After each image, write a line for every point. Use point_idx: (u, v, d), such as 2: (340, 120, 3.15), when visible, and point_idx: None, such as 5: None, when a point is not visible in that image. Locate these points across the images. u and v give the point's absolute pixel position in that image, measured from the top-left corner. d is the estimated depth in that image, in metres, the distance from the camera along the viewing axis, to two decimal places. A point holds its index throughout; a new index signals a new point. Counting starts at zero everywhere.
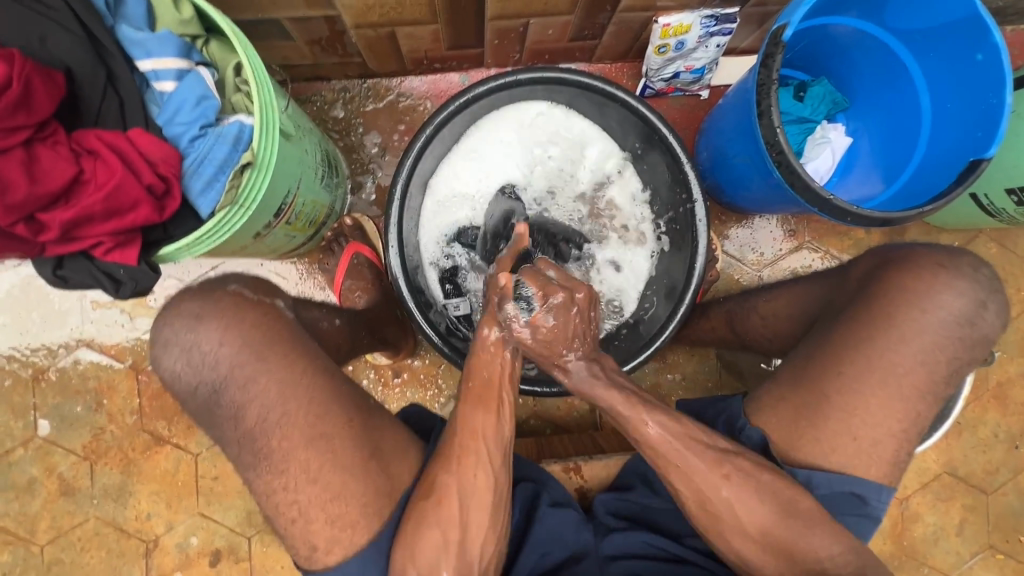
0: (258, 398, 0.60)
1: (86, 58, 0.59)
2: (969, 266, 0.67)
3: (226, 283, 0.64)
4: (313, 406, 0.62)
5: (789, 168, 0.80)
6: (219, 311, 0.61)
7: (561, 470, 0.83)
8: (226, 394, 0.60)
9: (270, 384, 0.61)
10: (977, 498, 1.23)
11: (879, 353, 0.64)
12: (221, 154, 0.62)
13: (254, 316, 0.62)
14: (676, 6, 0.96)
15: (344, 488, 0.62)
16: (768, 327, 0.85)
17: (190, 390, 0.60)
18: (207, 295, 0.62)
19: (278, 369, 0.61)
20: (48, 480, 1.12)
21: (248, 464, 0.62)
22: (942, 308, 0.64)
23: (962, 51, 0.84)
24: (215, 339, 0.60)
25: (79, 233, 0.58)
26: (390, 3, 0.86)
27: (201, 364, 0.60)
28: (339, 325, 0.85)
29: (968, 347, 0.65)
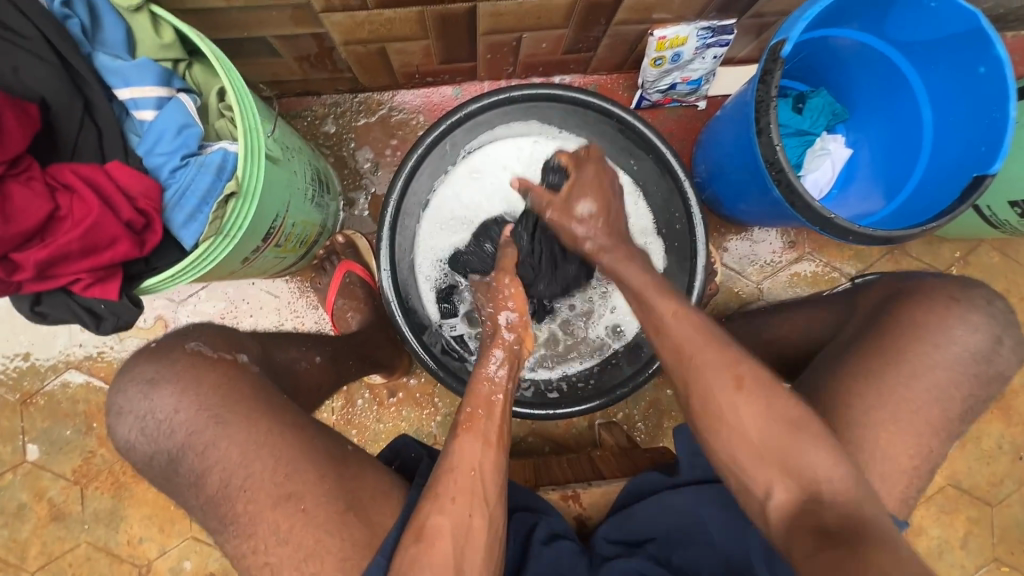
0: (219, 462, 0.59)
1: (62, 88, 0.57)
2: (984, 299, 0.62)
3: (186, 341, 0.63)
4: (279, 466, 0.59)
5: (789, 187, 0.78)
6: (174, 376, 0.60)
7: (559, 499, 0.81)
8: (183, 462, 0.60)
9: (231, 447, 0.59)
10: (982, 511, 1.22)
11: (892, 390, 0.60)
12: (204, 185, 0.60)
13: (213, 378, 0.61)
14: (672, 18, 0.94)
15: (323, 538, 0.58)
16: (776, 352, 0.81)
17: (146, 460, 0.60)
18: (163, 357, 0.62)
19: (239, 433, 0.59)
20: (38, 505, 1.10)
21: (213, 530, 0.60)
22: (958, 343, 0.60)
23: (965, 64, 0.81)
24: (169, 406, 0.59)
25: (55, 271, 0.55)
26: (379, 20, 0.84)
27: (157, 433, 0.59)
28: (319, 363, 0.82)
29: (984, 385, 0.60)
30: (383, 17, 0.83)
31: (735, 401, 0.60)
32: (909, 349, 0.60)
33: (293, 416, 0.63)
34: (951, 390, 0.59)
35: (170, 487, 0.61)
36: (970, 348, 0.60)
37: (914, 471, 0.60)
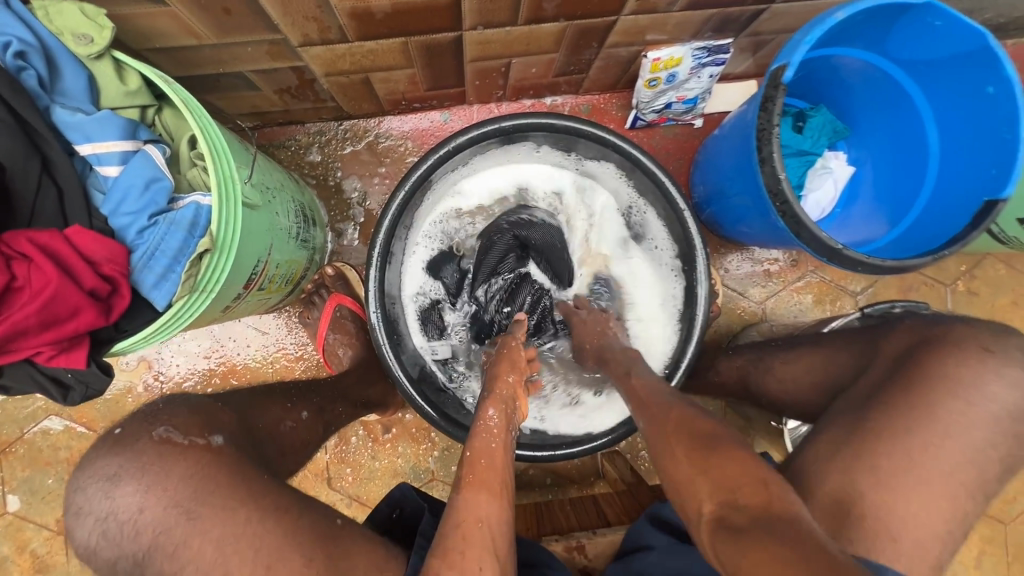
0: (191, 563, 0.52)
1: (16, 148, 0.52)
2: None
3: (153, 427, 0.56)
4: (261, 561, 0.53)
5: (794, 218, 0.75)
6: (137, 471, 0.54)
7: (564, 552, 0.77)
8: (152, 565, 0.53)
9: (204, 545, 0.53)
10: (993, 528, 1.20)
11: (922, 455, 0.53)
12: (175, 243, 0.57)
13: (182, 468, 0.55)
14: (667, 39, 0.90)
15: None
16: (787, 392, 0.76)
17: (110, 565, 0.54)
18: (127, 447, 0.55)
19: (214, 527, 0.53)
20: (20, 558, 1.06)
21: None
22: (994, 400, 0.53)
23: (973, 83, 0.78)
24: (133, 506, 0.53)
25: (13, 345, 0.51)
26: (361, 51, 0.80)
27: (120, 537, 0.53)
28: (305, 420, 0.77)
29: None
30: (365, 49, 0.79)
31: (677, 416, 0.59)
32: (941, 407, 0.53)
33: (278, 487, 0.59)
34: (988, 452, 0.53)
35: None
36: (1007, 404, 0.53)
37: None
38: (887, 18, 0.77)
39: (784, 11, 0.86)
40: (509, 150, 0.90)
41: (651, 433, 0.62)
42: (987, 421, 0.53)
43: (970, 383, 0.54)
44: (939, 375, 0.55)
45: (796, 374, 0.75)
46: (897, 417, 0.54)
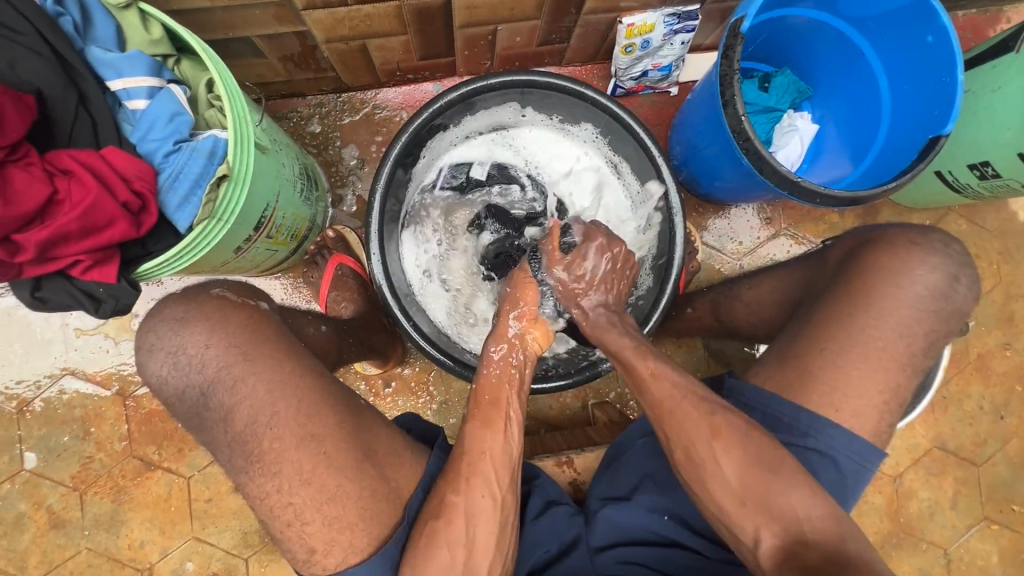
0: (247, 399, 0.62)
1: (57, 81, 0.60)
2: (941, 242, 0.71)
3: (209, 288, 0.67)
4: (302, 408, 0.63)
5: (757, 155, 0.83)
6: (202, 316, 0.64)
7: (555, 465, 0.87)
8: (213, 396, 0.62)
9: (257, 384, 0.62)
10: (968, 471, 1.25)
11: (861, 330, 0.67)
12: (196, 168, 0.63)
13: (238, 318, 0.65)
14: (639, 6, 0.98)
15: (344, 483, 0.62)
16: (753, 313, 0.90)
17: (178, 395, 0.62)
18: (190, 300, 0.65)
19: (264, 371, 0.63)
20: (37, 514, 1.10)
21: (240, 468, 0.62)
22: (918, 282, 0.68)
23: (914, 33, 0.87)
24: (201, 342, 0.62)
25: (56, 252, 0.58)
26: (359, 16, 0.87)
27: (188, 368, 0.62)
28: (325, 332, 0.89)
29: (943, 321, 0.68)
30: (363, 13, 0.86)
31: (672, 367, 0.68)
32: (875, 292, 0.68)
33: (310, 362, 0.67)
34: (914, 326, 0.67)
35: (197, 424, 0.64)
36: (928, 286, 0.68)
37: (884, 406, 0.66)
38: None
39: None
40: (497, 112, 0.99)
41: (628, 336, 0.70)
42: (912, 300, 0.67)
43: (898, 271, 0.68)
44: (874, 266, 0.70)
45: (760, 297, 0.88)
46: (841, 301, 0.70)
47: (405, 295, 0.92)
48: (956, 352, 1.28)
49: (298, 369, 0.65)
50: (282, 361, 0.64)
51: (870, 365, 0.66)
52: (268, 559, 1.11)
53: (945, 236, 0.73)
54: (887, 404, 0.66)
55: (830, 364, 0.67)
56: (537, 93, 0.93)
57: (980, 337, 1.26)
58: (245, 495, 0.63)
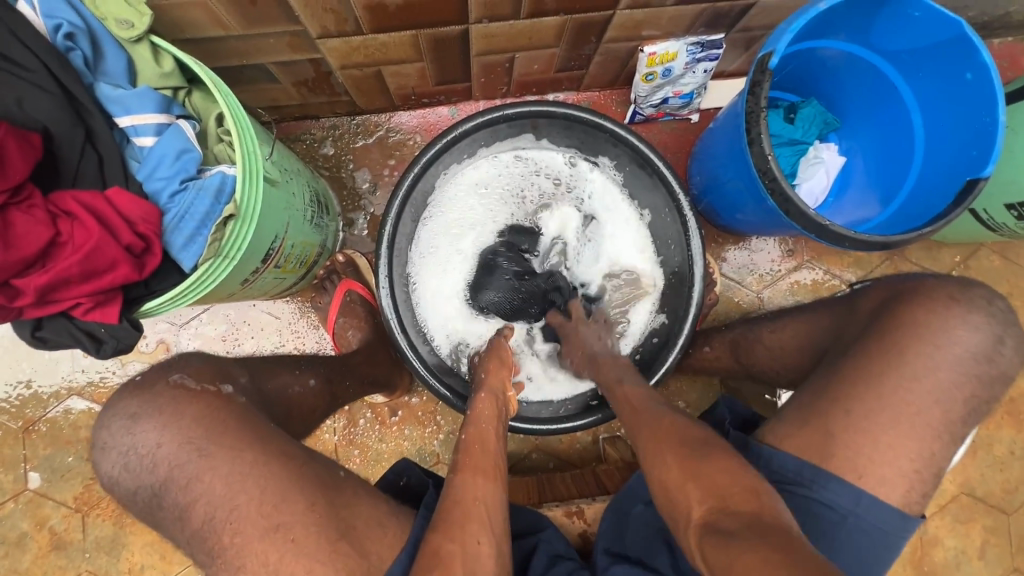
0: (202, 495, 0.59)
1: (64, 118, 0.59)
2: (982, 299, 0.66)
3: (168, 374, 0.65)
4: (266, 497, 0.59)
5: (783, 196, 0.79)
6: (154, 411, 0.62)
7: (564, 515, 0.84)
8: (167, 495, 0.60)
9: (214, 479, 0.59)
10: (998, 519, 1.19)
11: (892, 392, 0.63)
12: (203, 208, 0.61)
13: (193, 410, 0.62)
14: (662, 35, 0.95)
15: (314, 569, 0.56)
16: (776, 358, 0.86)
17: (132, 494, 0.61)
18: (147, 391, 0.63)
19: (222, 464, 0.60)
20: (39, 535, 1.09)
21: (202, 563, 0.60)
22: (960, 343, 0.64)
23: (952, 70, 0.83)
24: (151, 440, 0.60)
25: (56, 296, 0.56)
26: (374, 44, 0.85)
27: (140, 468, 0.60)
28: (313, 387, 0.84)
29: (986, 385, 0.64)
30: (378, 42, 0.85)
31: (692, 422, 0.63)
32: (909, 350, 0.64)
33: (277, 445, 0.63)
34: (952, 389, 0.63)
35: (156, 518, 0.62)
36: (971, 347, 0.64)
37: (917, 474, 0.62)
38: (866, 11, 0.82)
39: (772, 7, 0.90)
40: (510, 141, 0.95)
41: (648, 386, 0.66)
42: (951, 361, 0.63)
43: (937, 330, 0.64)
44: (911, 323, 0.65)
45: (783, 341, 0.85)
46: (873, 360, 0.65)
47: (408, 319, 0.90)
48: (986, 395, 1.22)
49: (258, 458, 0.60)
50: (241, 452, 0.60)
51: (898, 426, 0.62)
52: None
53: (986, 291, 0.69)
54: (919, 473, 0.62)
55: (858, 428, 0.63)
56: (555, 124, 0.90)
57: None
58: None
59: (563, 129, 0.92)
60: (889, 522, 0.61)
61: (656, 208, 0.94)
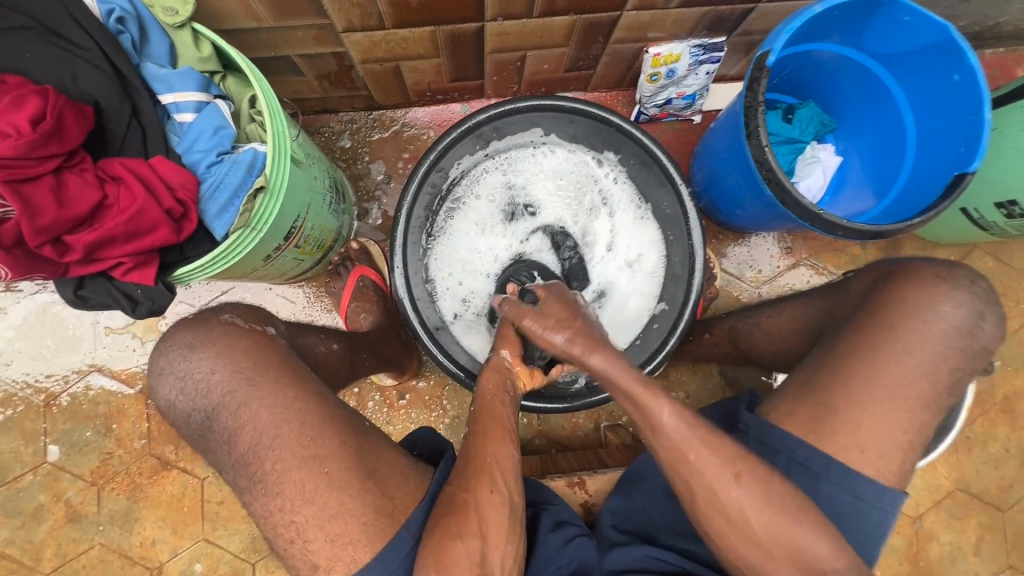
0: (249, 422, 0.65)
1: (114, 94, 0.65)
2: (967, 279, 0.71)
3: (219, 313, 0.71)
4: (304, 430, 0.65)
5: (779, 186, 0.83)
6: (209, 343, 0.68)
7: (567, 485, 0.89)
8: (218, 420, 0.66)
9: (260, 409, 0.65)
10: (993, 516, 1.21)
11: (886, 366, 0.67)
12: (235, 179, 0.67)
13: (243, 345, 0.69)
14: (666, 36, 1.00)
15: (346, 501, 0.63)
16: (773, 342, 0.90)
17: (185, 417, 0.67)
18: (200, 326, 0.70)
19: (268, 395, 0.66)
20: (55, 507, 1.13)
21: (243, 488, 0.64)
22: (944, 319, 0.68)
23: (940, 72, 0.87)
24: (206, 368, 0.67)
25: (100, 254, 0.63)
26: (395, 40, 0.91)
27: (195, 393, 0.67)
28: (337, 350, 0.89)
29: (968, 357, 0.69)
30: (399, 37, 0.90)
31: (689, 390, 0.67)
32: (900, 326, 0.69)
33: (312, 386, 0.68)
34: (938, 362, 0.68)
35: (205, 443, 0.68)
36: (955, 322, 0.68)
37: (902, 440, 0.66)
38: (860, 15, 0.87)
39: (771, 11, 0.95)
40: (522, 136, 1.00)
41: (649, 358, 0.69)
42: (936, 336, 0.68)
43: (924, 306, 0.69)
44: (894, 301, 0.70)
45: (779, 325, 0.89)
46: (867, 336, 0.70)
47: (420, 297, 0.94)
48: (981, 393, 1.24)
49: (300, 394, 0.66)
50: (285, 386, 0.66)
51: (882, 396, 0.66)
52: (275, 565, 1.12)
53: (970, 271, 0.73)
54: (904, 439, 0.66)
55: (847, 400, 0.67)
56: (564, 119, 0.96)
57: (1006, 377, 1.23)
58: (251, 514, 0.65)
59: (583, 132, 0.99)
60: (877, 484, 0.65)
61: (659, 201, 0.97)
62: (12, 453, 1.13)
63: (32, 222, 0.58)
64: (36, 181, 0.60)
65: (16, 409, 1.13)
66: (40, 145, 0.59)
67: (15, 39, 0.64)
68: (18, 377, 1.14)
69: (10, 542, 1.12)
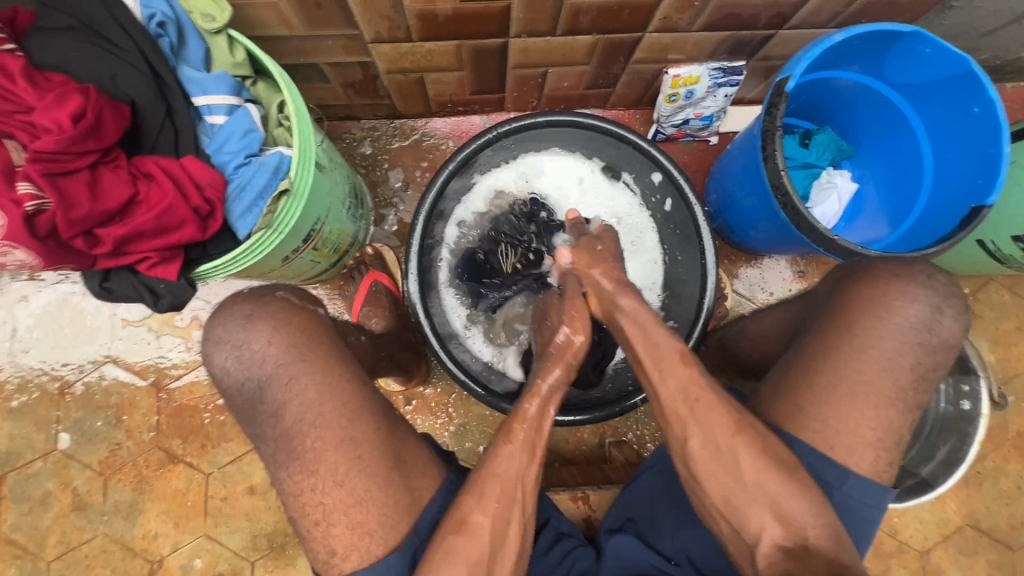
0: (298, 396, 0.67)
1: (150, 95, 0.68)
2: (926, 276, 0.72)
3: (275, 290, 0.73)
4: (346, 410, 0.67)
5: (794, 210, 0.84)
6: (267, 314, 0.70)
7: (568, 499, 0.90)
8: (269, 390, 0.67)
9: (309, 385, 0.67)
10: (1003, 555, 1.18)
11: (845, 364, 0.68)
12: (262, 181, 0.70)
13: (298, 320, 0.71)
14: (686, 58, 1.02)
15: (373, 489, 0.65)
16: (755, 347, 0.90)
17: (238, 386, 0.68)
18: (257, 299, 0.72)
19: (316, 371, 0.68)
20: (62, 495, 1.14)
21: (280, 464, 0.67)
22: (902, 314, 0.69)
23: (959, 104, 0.88)
24: (264, 339, 0.68)
25: (129, 248, 0.66)
26: (421, 52, 0.93)
27: (250, 362, 0.68)
28: (364, 342, 0.93)
29: (930, 353, 0.69)
30: (425, 49, 0.92)
31: (697, 410, 0.68)
32: (858, 323, 0.70)
33: (354, 367, 0.71)
34: (900, 358, 0.68)
35: (251, 414, 0.69)
36: (912, 318, 0.69)
37: (901, 462, 0.67)
38: (880, 46, 0.88)
39: (791, 38, 0.97)
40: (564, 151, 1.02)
41: (660, 376, 0.70)
42: (895, 332, 0.69)
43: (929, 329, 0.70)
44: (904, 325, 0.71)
45: (762, 329, 0.88)
46: (826, 337, 0.71)
47: (427, 245, 0.96)
48: (993, 428, 1.22)
49: (345, 374, 0.69)
50: (332, 366, 0.69)
51: (886, 418, 0.67)
52: (274, 566, 1.12)
53: (933, 268, 0.73)
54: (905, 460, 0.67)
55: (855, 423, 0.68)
56: (603, 140, 0.97)
57: (1020, 413, 1.21)
58: (279, 491, 0.68)
59: (620, 158, 0.99)
60: (875, 511, 0.67)
61: (684, 235, 0.97)
62: (24, 438, 1.15)
63: (66, 215, 0.62)
64: (73, 175, 0.63)
65: (31, 395, 1.16)
66: (79, 141, 0.62)
67: (60, 39, 0.67)
68: (34, 364, 1.16)
69: (16, 527, 1.13)
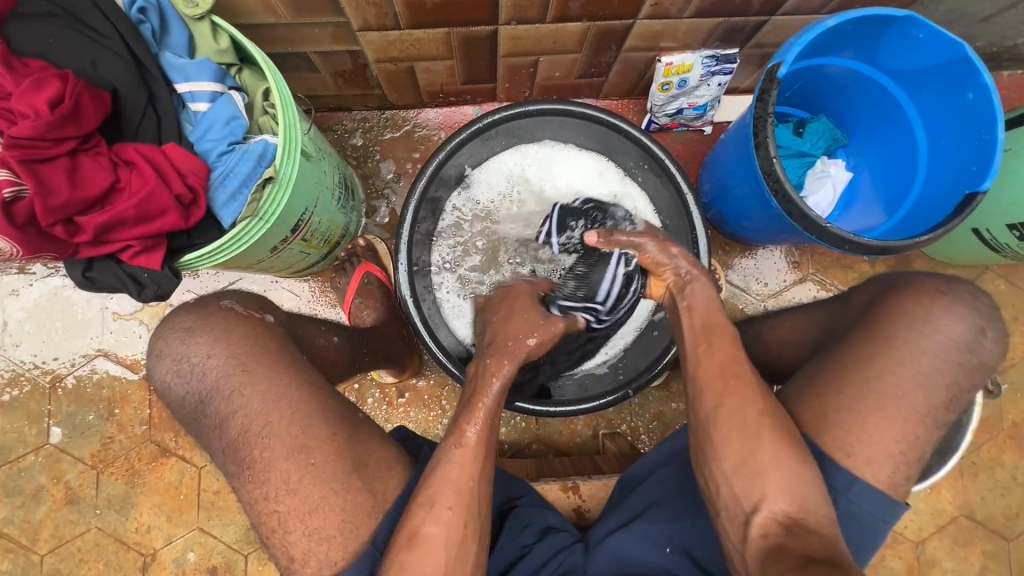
0: (241, 408, 0.67)
1: (132, 82, 0.67)
2: (969, 294, 0.71)
3: (220, 299, 0.74)
4: (295, 419, 0.67)
5: (786, 198, 0.83)
6: (208, 326, 0.70)
7: (561, 490, 0.90)
8: (211, 403, 0.68)
9: (252, 396, 0.67)
10: (998, 545, 1.18)
11: (879, 377, 0.68)
12: (246, 169, 0.69)
13: (242, 330, 0.71)
14: (679, 46, 1.00)
15: (328, 495, 0.65)
16: (772, 351, 0.89)
17: (180, 399, 0.69)
18: (200, 310, 0.72)
19: (261, 382, 0.68)
20: (55, 489, 1.14)
21: (233, 473, 0.67)
22: (943, 332, 0.68)
23: (954, 91, 0.87)
24: (203, 351, 0.69)
25: (110, 236, 0.66)
26: (410, 40, 0.92)
27: (190, 375, 0.69)
28: (336, 343, 0.90)
29: (968, 373, 0.68)
30: (414, 37, 0.91)
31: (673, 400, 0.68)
32: (897, 337, 0.69)
33: (308, 375, 0.70)
34: (935, 376, 0.67)
35: (197, 425, 0.70)
36: (954, 336, 0.68)
37: (890, 450, 0.67)
38: (874, 31, 0.87)
39: (785, 25, 0.96)
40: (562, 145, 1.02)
41: (705, 350, 0.71)
42: (936, 349, 0.68)
43: (922, 317, 0.69)
44: (897, 314, 0.70)
45: (784, 336, 0.88)
46: (862, 346, 0.70)
47: (419, 238, 0.97)
48: (989, 418, 1.22)
49: (293, 381, 0.69)
50: (280, 375, 0.69)
51: (876, 406, 0.67)
52: (268, 558, 1.12)
53: (973, 287, 0.73)
54: (903, 454, 0.67)
55: (846, 412, 0.68)
56: (600, 133, 0.97)
57: (1015, 403, 1.20)
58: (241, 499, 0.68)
59: (617, 154, 1.00)
60: (869, 501, 0.67)
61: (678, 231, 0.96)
62: (15, 432, 1.14)
63: (45, 202, 0.61)
64: (52, 162, 0.63)
65: (22, 389, 1.15)
66: (57, 127, 0.62)
67: (39, 24, 0.66)
68: (26, 358, 1.16)
69: (9, 521, 1.13)
